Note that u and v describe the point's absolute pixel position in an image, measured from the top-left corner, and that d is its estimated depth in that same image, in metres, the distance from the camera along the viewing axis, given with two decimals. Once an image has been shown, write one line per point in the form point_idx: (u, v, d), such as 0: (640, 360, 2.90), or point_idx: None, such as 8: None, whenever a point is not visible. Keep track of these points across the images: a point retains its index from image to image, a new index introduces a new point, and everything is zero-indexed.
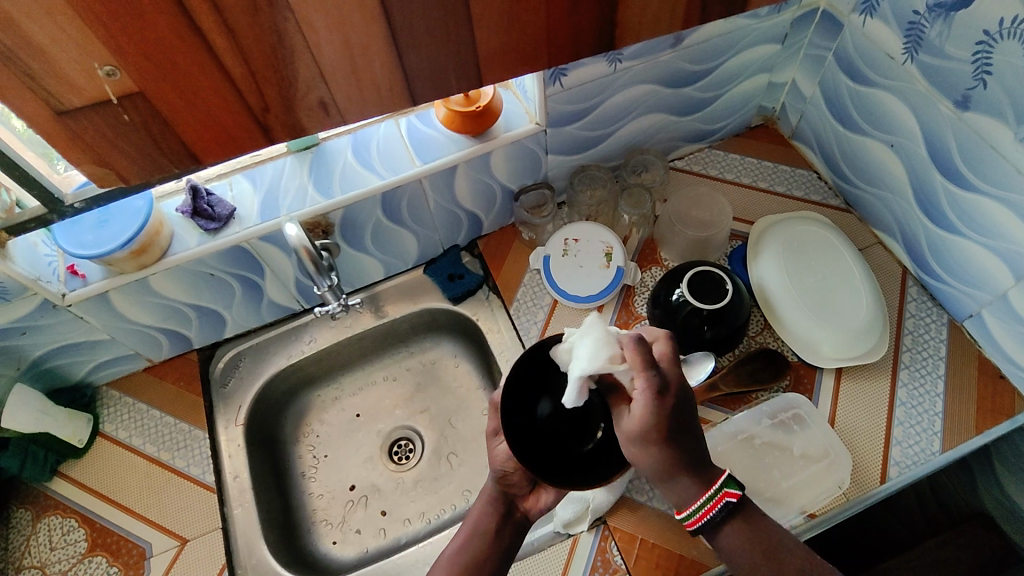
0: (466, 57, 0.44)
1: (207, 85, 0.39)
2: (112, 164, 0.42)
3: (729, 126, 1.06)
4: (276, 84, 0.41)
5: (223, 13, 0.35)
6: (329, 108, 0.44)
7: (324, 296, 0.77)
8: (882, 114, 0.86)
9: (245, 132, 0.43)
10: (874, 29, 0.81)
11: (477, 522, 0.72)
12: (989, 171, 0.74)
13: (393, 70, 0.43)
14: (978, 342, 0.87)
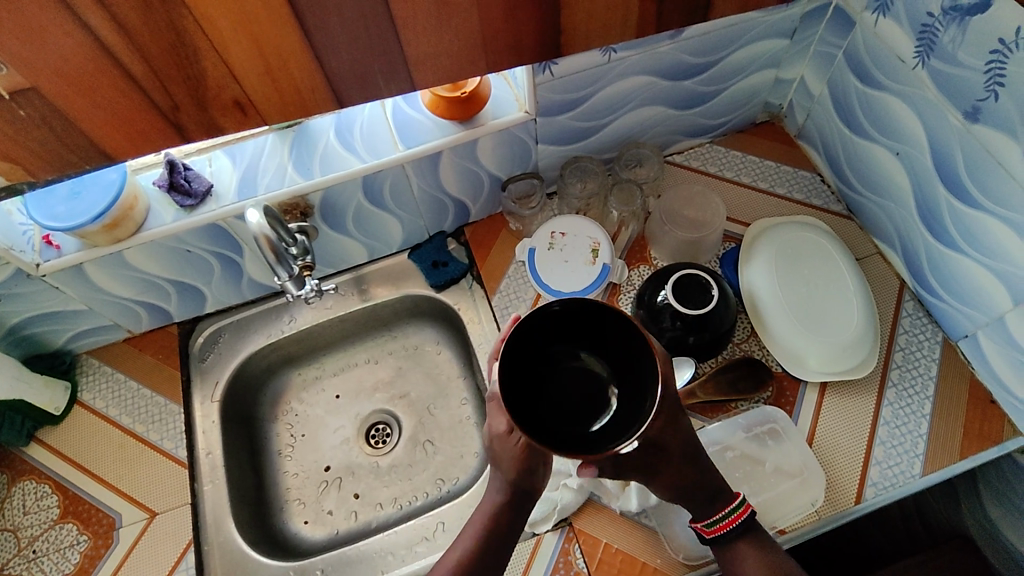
0: (397, 56, 0.45)
1: (107, 81, 0.40)
2: (19, 160, 0.44)
3: (732, 122, 1.02)
4: (183, 85, 0.42)
5: (118, 17, 0.37)
6: (246, 108, 0.45)
7: (286, 283, 0.75)
8: (890, 119, 0.81)
9: (159, 131, 0.45)
10: (886, 29, 0.77)
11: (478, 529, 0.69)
12: (993, 188, 0.70)
13: (314, 70, 0.44)
14: (971, 364, 0.84)
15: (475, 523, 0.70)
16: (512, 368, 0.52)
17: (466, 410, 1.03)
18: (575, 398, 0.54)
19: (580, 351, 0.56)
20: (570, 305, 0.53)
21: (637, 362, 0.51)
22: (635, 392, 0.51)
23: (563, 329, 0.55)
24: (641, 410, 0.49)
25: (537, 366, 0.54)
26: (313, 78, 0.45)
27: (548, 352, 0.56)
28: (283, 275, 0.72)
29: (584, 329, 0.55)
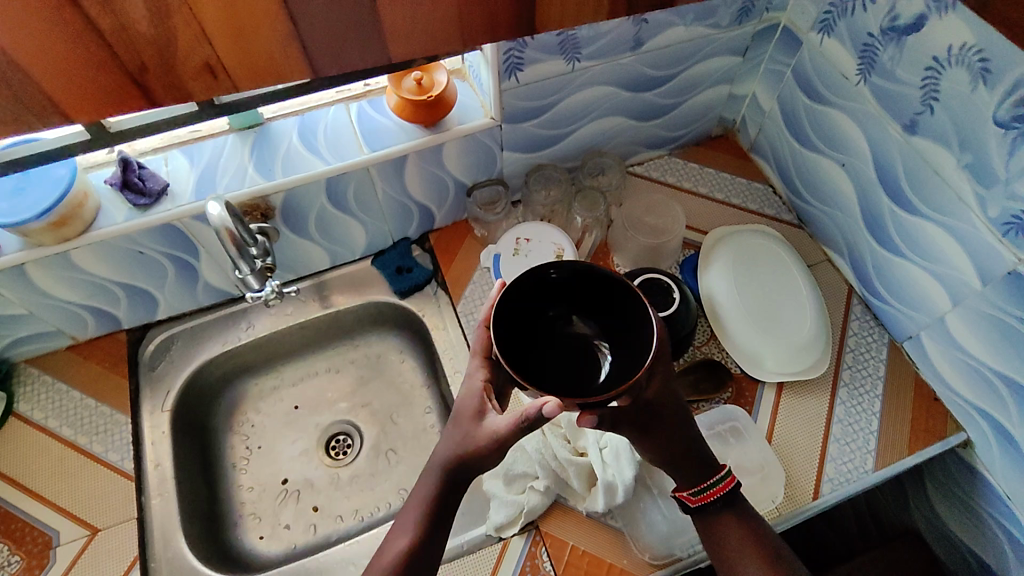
0: (369, 35, 0.45)
1: (67, 39, 0.39)
2: None
3: (689, 135, 1.06)
4: (154, 47, 0.41)
5: None
6: (217, 72, 0.44)
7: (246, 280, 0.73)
8: (835, 132, 0.86)
9: (126, 96, 0.43)
10: (830, 48, 0.82)
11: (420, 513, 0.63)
12: (931, 194, 0.75)
13: (290, 38, 0.44)
14: (915, 364, 0.88)
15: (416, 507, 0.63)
16: (505, 329, 0.51)
17: (430, 418, 1.01)
18: (567, 361, 0.53)
19: (572, 318, 0.55)
20: (566, 273, 0.53)
21: (628, 324, 0.51)
22: (628, 356, 0.51)
23: (556, 296, 0.55)
24: (637, 367, 0.48)
25: (529, 330, 0.53)
26: (286, 50, 0.44)
27: (541, 317, 0.55)
28: (246, 271, 0.71)
29: (578, 296, 0.55)
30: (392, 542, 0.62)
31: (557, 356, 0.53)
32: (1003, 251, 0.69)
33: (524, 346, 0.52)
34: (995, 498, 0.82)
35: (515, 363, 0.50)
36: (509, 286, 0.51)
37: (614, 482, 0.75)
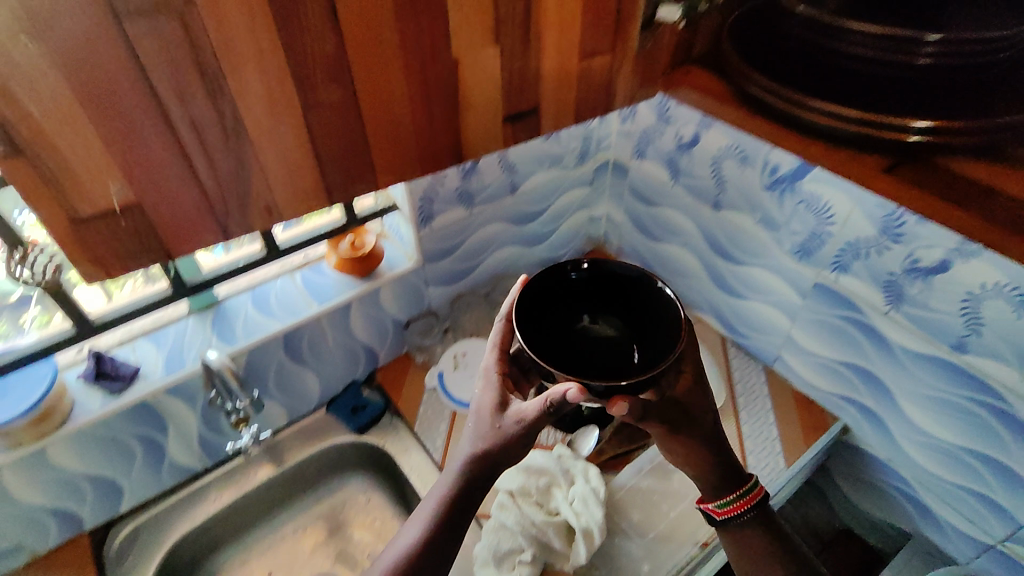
0: None
1: None
2: None
3: (569, 253, 1.33)
4: None
5: None
6: None
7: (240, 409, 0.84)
8: (671, 224, 1.16)
9: None
10: (648, 167, 1.14)
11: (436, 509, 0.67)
12: (747, 247, 1.04)
13: None
14: (788, 379, 1.11)
15: (432, 503, 0.68)
16: (530, 316, 0.59)
17: None
18: (595, 351, 0.60)
19: (598, 316, 0.63)
20: (586, 273, 0.62)
21: (652, 315, 0.60)
22: (652, 344, 0.58)
23: (581, 293, 0.63)
24: (666, 350, 0.55)
25: (556, 321, 0.61)
26: None
27: (565, 309, 0.62)
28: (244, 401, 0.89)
29: (602, 295, 0.63)
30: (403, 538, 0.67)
31: (587, 349, 0.60)
32: (805, 272, 0.97)
33: (554, 339, 0.60)
34: (884, 466, 1.02)
35: (546, 350, 0.57)
36: (532, 276, 0.60)
37: (589, 526, 0.86)
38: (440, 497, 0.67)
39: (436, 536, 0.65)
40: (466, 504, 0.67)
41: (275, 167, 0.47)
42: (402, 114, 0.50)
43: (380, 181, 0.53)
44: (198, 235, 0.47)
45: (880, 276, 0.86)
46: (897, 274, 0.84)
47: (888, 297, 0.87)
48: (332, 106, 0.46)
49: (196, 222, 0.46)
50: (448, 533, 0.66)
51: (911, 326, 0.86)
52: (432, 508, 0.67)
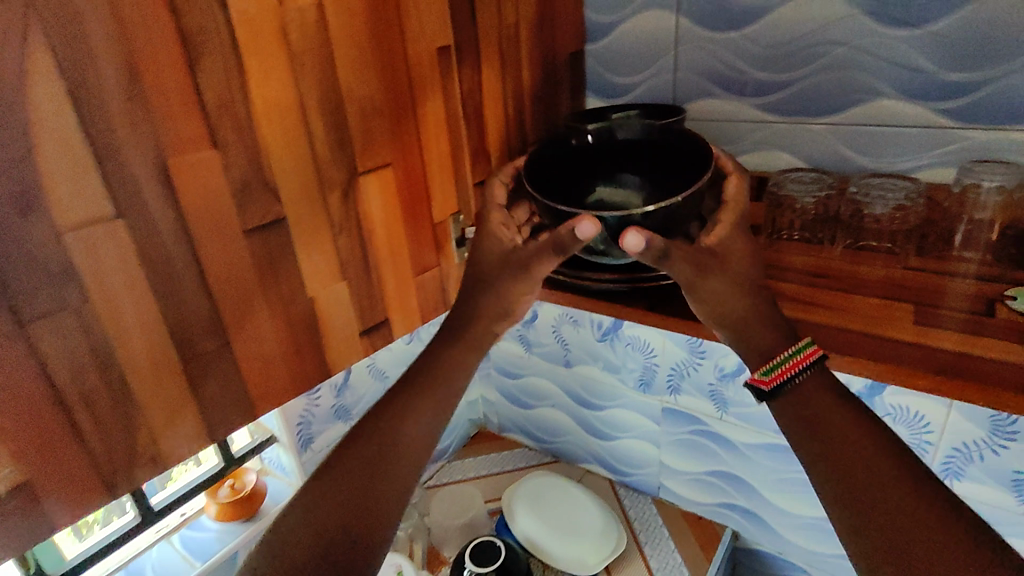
0: None
1: None
2: None
3: (454, 441, 1.39)
4: None
5: None
6: None
7: None
8: (538, 389, 1.31)
9: None
10: (507, 345, 1.31)
11: (359, 473, 0.55)
12: (603, 392, 1.20)
13: None
14: (676, 503, 1.21)
15: (348, 467, 0.55)
16: (538, 170, 0.69)
17: None
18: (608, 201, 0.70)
19: (620, 183, 0.72)
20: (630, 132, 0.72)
21: (685, 168, 0.67)
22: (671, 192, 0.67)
23: (610, 157, 0.72)
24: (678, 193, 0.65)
25: (574, 185, 0.71)
26: None
27: (580, 184, 0.72)
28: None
29: (628, 154, 0.72)
30: (306, 517, 0.52)
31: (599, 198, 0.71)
32: (652, 401, 1.13)
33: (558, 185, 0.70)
34: (778, 560, 1.12)
35: (552, 194, 0.69)
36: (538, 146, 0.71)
37: None
38: (360, 462, 0.56)
39: (367, 490, 0.54)
40: (395, 465, 0.56)
41: (160, 419, 0.52)
42: (272, 347, 0.59)
43: (260, 409, 0.60)
44: (83, 503, 0.49)
45: (705, 387, 1.04)
46: (715, 383, 1.02)
47: (717, 404, 1.05)
48: (209, 353, 0.55)
49: (82, 489, 0.49)
50: (386, 493, 0.55)
51: (742, 423, 1.03)
52: (352, 474, 0.55)
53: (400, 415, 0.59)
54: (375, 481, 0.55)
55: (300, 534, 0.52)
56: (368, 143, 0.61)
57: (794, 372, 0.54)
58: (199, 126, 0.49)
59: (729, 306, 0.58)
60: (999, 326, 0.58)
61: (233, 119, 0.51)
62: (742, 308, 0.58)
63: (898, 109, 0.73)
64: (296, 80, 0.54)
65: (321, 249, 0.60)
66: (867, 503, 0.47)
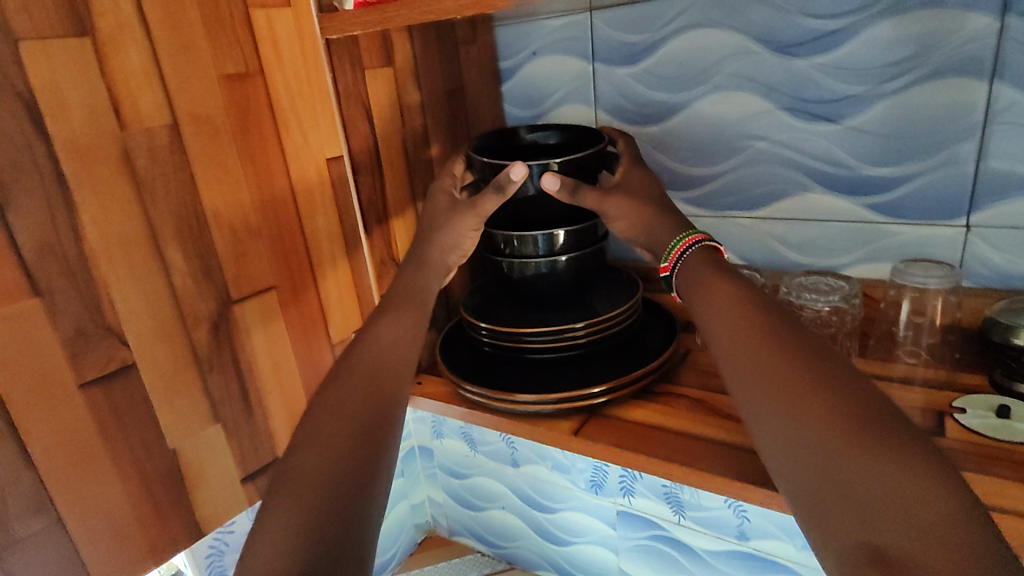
0: None
1: None
2: None
3: (398, 552, 1.27)
4: None
5: None
6: None
7: None
8: (486, 490, 1.20)
9: None
10: (449, 444, 1.20)
11: (339, 443, 0.45)
12: (553, 495, 1.10)
13: None
14: None
15: (324, 440, 0.45)
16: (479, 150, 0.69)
17: None
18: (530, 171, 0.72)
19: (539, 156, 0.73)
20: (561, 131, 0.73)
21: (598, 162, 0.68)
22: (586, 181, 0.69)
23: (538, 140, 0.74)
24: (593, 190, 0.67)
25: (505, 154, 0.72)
26: None
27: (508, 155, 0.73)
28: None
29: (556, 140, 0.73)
30: (287, 508, 0.40)
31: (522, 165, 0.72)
32: (606, 503, 1.04)
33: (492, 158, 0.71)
34: None
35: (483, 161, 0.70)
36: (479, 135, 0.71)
37: None
38: (334, 432, 0.46)
39: (356, 400, 0.49)
40: (379, 430, 0.47)
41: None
42: (124, 515, 0.50)
43: None
44: None
45: (658, 489, 0.96)
46: (668, 485, 0.94)
47: (673, 508, 0.96)
48: (33, 539, 0.45)
49: None
50: (372, 404, 0.50)
51: (701, 529, 0.95)
52: (331, 445, 0.44)
53: (361, 384, 0.51)
54: (361, 445, 0.45)
55: (291, 522, 0.39)
56: (243, 268, 0.55)
57: (682, 256, 0.56)
58: (13, 275, 0.42)
59: (627, 220, 0.62)
60: (952, 450, 0.51)
61: (62, 262, 0.44)
62: (637, 214, 0.61)
63: (824, 203, 0.70)
64: (145, 211, 0.48)
65: (186, 394, 0.52)
66: (775, 380, 0.42)
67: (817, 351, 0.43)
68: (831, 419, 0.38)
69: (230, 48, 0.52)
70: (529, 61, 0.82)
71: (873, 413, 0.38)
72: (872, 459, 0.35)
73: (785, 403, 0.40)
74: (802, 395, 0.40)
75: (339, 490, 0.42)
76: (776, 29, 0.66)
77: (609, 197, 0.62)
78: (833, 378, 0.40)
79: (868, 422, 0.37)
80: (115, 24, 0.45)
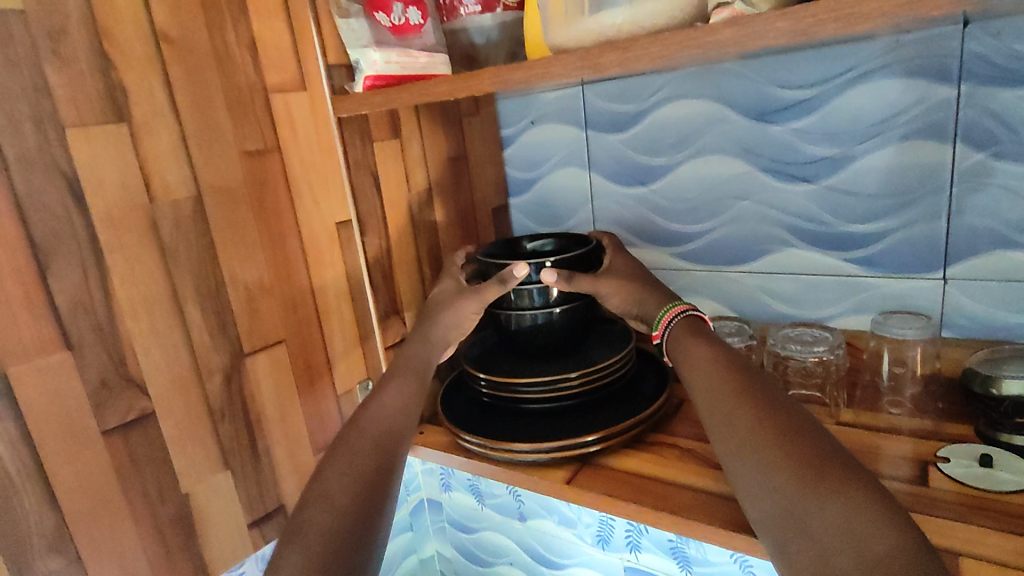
0: None
1: None
2: None
3: None
4: None
5: None
6: None
7: None
8: (494, 544, 1.20)
9: None
10: (457, 497, 1.21)
11: (347, 500, 0.48)
12: (560, 550, 1.09)
13: None
14: None
15: (333, 497, 0.48)
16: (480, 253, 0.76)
17: None
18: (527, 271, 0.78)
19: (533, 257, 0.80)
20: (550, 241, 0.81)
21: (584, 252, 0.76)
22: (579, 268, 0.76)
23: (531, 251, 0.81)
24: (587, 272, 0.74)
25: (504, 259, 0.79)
26: None
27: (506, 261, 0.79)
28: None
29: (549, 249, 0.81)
30: (298, 554, 0.43)
31: None
32: (612, 558, 1.03)
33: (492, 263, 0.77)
34: None
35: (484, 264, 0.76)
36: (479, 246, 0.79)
37: None
38: (343, 492, 0.49)
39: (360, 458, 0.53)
40: (384, 491, 0.51)
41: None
42: (136, 556, 0.53)
43: None
44: None
45: (664, 544, 0.95)
46: (674, 539, 0.94)
47: (680, 563, 0.95)
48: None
49: None
50: (376, 461, 0.53)
51: None
52: (339, 501, 0.48)
53: (369, 447, 0.54)
54: (369, 510, 0.48)
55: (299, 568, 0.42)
56: (256, 323, 0.60)
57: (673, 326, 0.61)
58: (48, 330, 0.47)
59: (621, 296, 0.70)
60: (936, 500, 0.52)
61: (93, 319, 0.49)
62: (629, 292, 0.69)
63: (807, 258, 0.73)
64: (169, 272, 0.53)
65: (199, 441, 0.56)
66: (744, 435, 0.47)
67: (787, 410, 0.48)
68: (789, 468, 0.43)
69: (251, 128, 0.59)
70: (527, 129, 0.88)
71: (824, 458, 0.43)
72: (819, 501, 0.40)
73: (750, 454, 0.46)
74: (765, 446, 0.45)
75: (346, 552, 0.44)
76: (752, 99, 0.71)
77: (601, 279, 0.70)
78: (790, 429, 0.46)
79: (816, 465, 0.42)
80: (149, 111, 0.52)
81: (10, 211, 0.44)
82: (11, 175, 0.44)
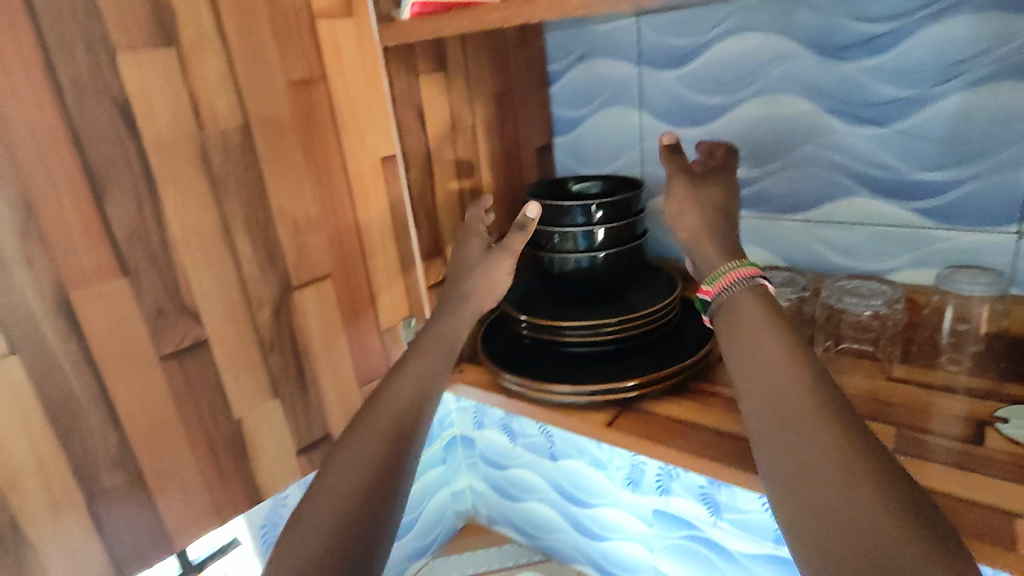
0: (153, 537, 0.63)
1: None
2: None
3: (439, 535, 1.32)
4: None
5: None
6: None
7: None
8: (524, 481, 1.23)
9: None
10: (490, 435, 1.24)
11: (377, 451, 0.48)
12: (590, 490, 1.12)
13: None
14: None
15: (364, 447, 0.48)
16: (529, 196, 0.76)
17: None
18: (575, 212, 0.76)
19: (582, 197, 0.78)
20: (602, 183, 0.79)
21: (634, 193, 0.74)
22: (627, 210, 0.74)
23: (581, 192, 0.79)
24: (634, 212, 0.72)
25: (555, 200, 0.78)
26: None
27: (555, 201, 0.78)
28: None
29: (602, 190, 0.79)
30: (328, 503, 0.44)
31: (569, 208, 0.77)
32: (641, 501, 1.05)
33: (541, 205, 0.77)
34: None
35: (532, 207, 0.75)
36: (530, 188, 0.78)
37: None
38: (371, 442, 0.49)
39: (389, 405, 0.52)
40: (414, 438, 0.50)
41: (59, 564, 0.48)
42: (194, 474, 0.55)
43: (177, 543, 0.55)
44: None
45: (695, 490, 0.97)
46: (705, 486, 0.95)
47: (709, 509, 0.96)
48: (117, 489, 0.51)
49: None
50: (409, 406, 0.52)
51: (736, 532, 0.95)
52: (370, 452, 0.48)
53: (403, 396, 0.53)
54: (393, 463, 0.47)
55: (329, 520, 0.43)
56: (303, 256, 0.60)
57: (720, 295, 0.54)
58: (106, 256, 0.47)
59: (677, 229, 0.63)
60: (992, 460, 0.51)
61: (148, 247, 0.50)
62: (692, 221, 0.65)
63: (872, 207, 0.69)
64: (219, 203, 0.53)
65: (250, 369, 0.58)
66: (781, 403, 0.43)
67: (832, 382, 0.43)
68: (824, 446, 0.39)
69: (297, 56, 0.57)
70: (576, 64, 0.84)
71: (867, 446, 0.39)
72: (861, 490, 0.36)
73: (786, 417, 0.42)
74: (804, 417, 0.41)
75: (368, 507, 0.44)
76: (826, 34, 0.66)
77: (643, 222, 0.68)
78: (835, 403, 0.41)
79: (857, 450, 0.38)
80: (196, 36, 0.50)
81: (66, 135, 0.44)
82: (65, 99, 0.44)
